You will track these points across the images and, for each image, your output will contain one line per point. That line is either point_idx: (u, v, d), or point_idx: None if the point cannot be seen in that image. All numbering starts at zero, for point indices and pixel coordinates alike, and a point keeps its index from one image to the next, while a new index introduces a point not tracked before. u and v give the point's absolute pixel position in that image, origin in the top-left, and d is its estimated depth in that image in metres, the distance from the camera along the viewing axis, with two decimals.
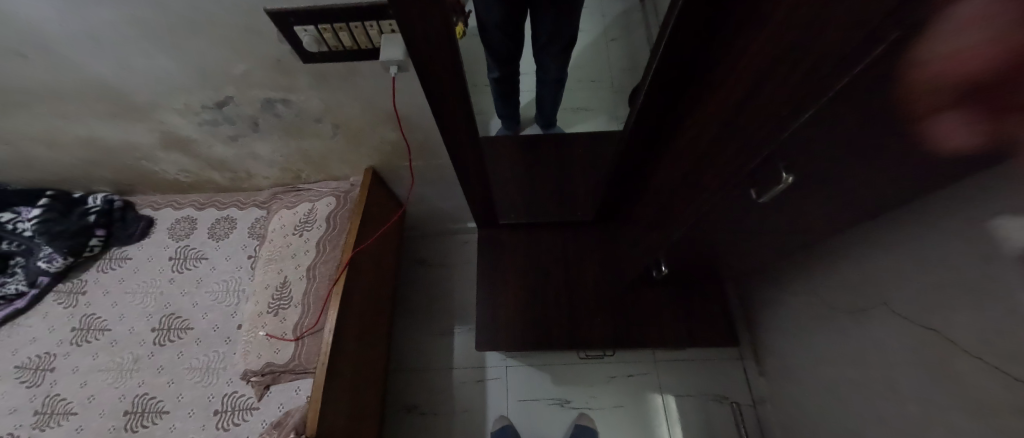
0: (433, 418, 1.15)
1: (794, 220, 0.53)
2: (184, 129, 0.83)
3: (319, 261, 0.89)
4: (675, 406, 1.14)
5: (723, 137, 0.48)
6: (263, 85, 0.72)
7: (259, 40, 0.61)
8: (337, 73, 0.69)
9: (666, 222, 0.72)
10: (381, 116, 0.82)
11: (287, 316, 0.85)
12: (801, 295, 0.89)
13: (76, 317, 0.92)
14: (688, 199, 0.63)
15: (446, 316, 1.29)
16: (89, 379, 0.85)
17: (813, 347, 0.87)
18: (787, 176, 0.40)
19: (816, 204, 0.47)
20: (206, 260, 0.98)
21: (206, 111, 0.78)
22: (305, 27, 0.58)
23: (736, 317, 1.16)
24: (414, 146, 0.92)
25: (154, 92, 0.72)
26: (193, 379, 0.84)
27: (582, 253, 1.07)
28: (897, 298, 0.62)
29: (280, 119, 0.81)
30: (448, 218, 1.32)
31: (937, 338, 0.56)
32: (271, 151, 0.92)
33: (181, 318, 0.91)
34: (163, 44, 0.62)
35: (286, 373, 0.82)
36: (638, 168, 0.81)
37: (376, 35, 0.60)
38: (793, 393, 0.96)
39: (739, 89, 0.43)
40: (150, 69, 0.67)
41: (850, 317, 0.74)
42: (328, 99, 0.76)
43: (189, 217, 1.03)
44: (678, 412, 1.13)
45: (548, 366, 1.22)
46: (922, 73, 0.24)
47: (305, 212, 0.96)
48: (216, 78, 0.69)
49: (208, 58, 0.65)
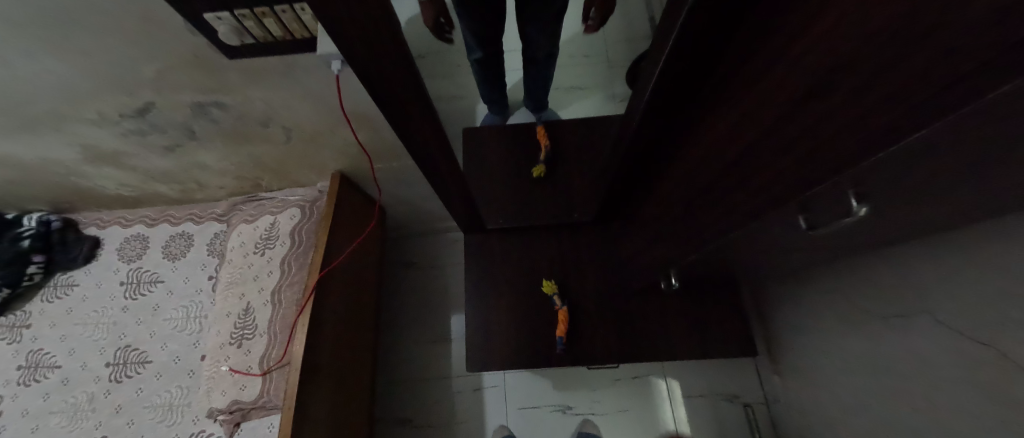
0: (427, 431, 1.10)
1: (844, 237, 0.43)
2: (107, 141, 0.70)
3: (284, 283, 0.79)
4: (683, 412, 1.10)
5: (770, 141, 0.37)
6: (185, 87, 0.59)
7: (161, 34, 0.48)
8: (273, 69, 0.56)
9: (680, 234, 0.60)
10: (336, 116, 0.69)
11: (251, 347, 0.76)
12: (825, 296, 0.80)
13: (22, 354, 0.83)
14: (706, 209, 0.52)
15: (438, 321, 1.21)
16: (40, 423, 0.78)
17: (838, 351, 0.80)
18: (860, 210, 0.27)
19: (877, 227, 0.37)
20: (162, 284, 0.88)
21: (126, 120, 0.65)
22: (219, 14, 0.45)
23: (749, 313, 1.08)
24: (383, 147, 0.80)
25: (54, 101, 0.59)
26: (154, 419, 0.77)
27: (580, 254, 0.95)
28: (951, 311, 0.53)
29: (219, 125, 0.69)
30: (433, 218, 1.22)
31: (999, 360, 0.48)
32: (219, 160, 0.80)
33: (138, 351, 0.83)
34: (41, 45, 0.49)
35: (256, 410, 0.73)
36: (644, 164, 0.70)
37: (311, 21, 0.48)
38: (811, 396, 0.91)
39: (816, 70, 0.30)
40: (42, 75, 0.54)
41: (883, 326, 0.67)
42: (272, 99, 0.64)
43: (140, 235, 0.92)
44: (680, 393, 1.12)
45: (548, 372, 1.15)
46: None
47: (267, 226, 0.85)
48: (124, 82, 0.56)
49: (106, 59, 0.52)
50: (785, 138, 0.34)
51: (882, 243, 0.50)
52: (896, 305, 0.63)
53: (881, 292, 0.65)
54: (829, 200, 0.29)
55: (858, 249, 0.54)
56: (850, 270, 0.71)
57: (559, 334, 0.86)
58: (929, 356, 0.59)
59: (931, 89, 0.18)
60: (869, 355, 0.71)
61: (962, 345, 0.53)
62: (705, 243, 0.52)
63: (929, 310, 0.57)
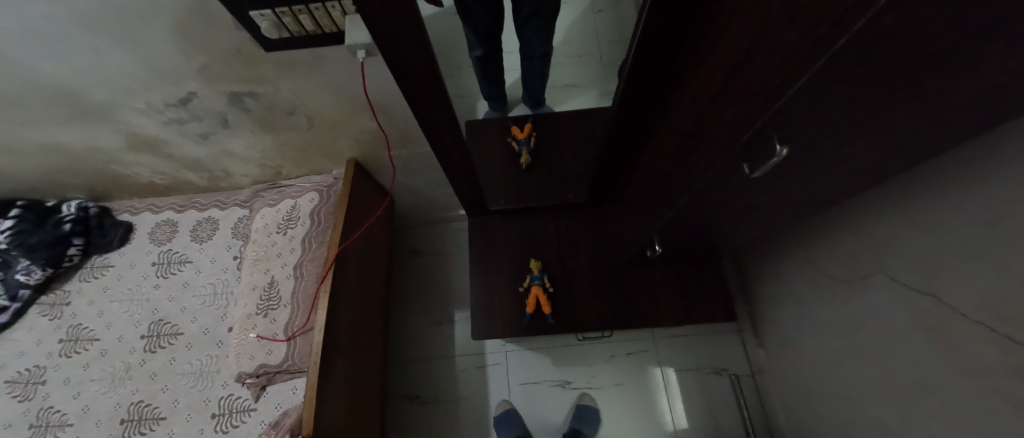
0: (435, 406, 1.16)
1: (791, 190, 0.51)
2: (149, 128, 0.78)
3: (305, 258, 0.86)
4: (682, 409, 1.13)
5: (717, 105, 0.45)
6: (226, 78, 0.67)
7: (213, 30, 0.57)
8: (304, 61, 0.65)
9: (659, 200, 0.69)
10: (354, 104, 0.77)
11: (277, 316, 0.83)
12: (799, 266, 0.89)
13: (63, 328, 0.90)
14: (679, 177, 0.60)
15: (443, 304, 1.28)
16: (81, 390, 0.84)
17: (811, 316, 0.87)
18: (781, 147, 0.37)
19: (808, 173, 0.46)
20: (190, 264, 0.96)
21: (170, 109, 0.73)
22: (262, 12, 0.53)
23: (734, 290, 1.16)
24: (395, 134, 0.89)
25: (111, 91, 0.67)
26: (187, 384, 0.83)
27: (575, 233, 1.04)
28: (899, 266, 0.61)
29: (250, 113, 0.77)
30: (438, 207, 1.30)
31: (937, 305, 0.56)
32: (246, 148, 0.88)
33: (170, 324, 0.90)
34: (110, 41, 0.57)
35: (282, 373, 0.81)
36: (631, 142, 0.79)
37: (339, 16, 0.56)
38: (792, 363, 0.98)
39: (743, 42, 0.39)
40: (107, 68, 0.62)
41: (846, 287, 0.75)
42: (299, 90, 0.72)
43: (169, 220, 1.00)
44: (678, 387, 1.16)
45: (548, 349, 1.22)
46: (914, 36, 0.21)
47: (288, 209, 0.92)
48: (175, 73, 0.65)
49: (163, 53, 0.60)
50: (726, 99, 0.42)
51: (833, 200, 0.58)
52: (857, 267, 0.71)
53: (844, 255, 0.74)
54: (762, 139, 0.38)
55: (814, 210, 0.63)
56: (817, 238, 0.80)
57: (530, 310, 0.94)
58: (881, 308, 0.67)
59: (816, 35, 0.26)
60: (834, 316, 0.80)
61: (909, 296, 0.61)
62: (679, 202, 0.60)
63: (883, 267, 0.65)
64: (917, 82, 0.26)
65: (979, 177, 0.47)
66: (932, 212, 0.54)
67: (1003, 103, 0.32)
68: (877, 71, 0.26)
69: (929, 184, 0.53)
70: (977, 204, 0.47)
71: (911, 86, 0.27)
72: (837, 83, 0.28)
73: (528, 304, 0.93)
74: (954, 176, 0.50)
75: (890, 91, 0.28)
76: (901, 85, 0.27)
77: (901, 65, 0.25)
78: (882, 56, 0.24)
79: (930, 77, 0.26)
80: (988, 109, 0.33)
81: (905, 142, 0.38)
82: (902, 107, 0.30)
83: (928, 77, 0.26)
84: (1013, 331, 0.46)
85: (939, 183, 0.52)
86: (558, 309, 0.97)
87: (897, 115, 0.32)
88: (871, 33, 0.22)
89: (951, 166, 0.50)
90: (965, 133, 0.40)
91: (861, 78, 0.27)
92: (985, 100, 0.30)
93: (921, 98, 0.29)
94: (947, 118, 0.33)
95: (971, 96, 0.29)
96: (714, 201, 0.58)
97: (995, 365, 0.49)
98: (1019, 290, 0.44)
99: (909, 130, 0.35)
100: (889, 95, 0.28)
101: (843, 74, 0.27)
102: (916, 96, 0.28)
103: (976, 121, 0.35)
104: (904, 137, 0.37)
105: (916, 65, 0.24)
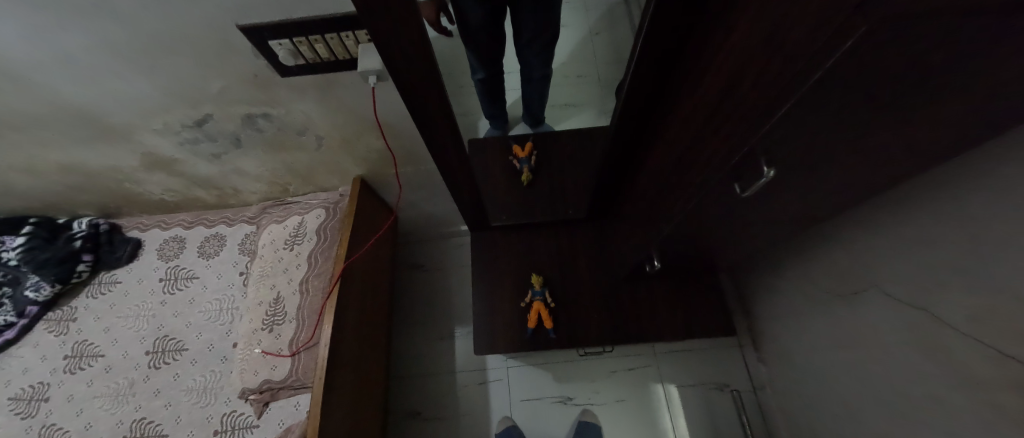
0: (435, 423, 1.15)
1: (780, 207, 0.54)
2: (164, 148, 0.81)
3: (311, 274, 0.88)
4: (684, 425, 1.12)
5: (710, 129, 0.48)
6: (241, 100, 0.70)
7: (233, 58, 0.60)
8: (318, 85, 0.68)
9: (656, 218, 0.71)
10: (363, 125, 0.81)
11: (282, 331, 0.84)
12: (795, 280, 0.90)
13: (68, 344, 0.91)
14: (674, 194, 0.62)
15: (444, 319, 1.29)
16: (84, 406, 0.84)
17: (808, 331, 0.88)
18: (769, 170, 0.40)
19: (796, 191, 0.49)
20: (196, 280, 0.97)
21: (186, 130, 0.76)
22: (280, 41, 0.57)
23: (734, 305, 1.17)
24: (401, 152, 0.92)
25: (132, 113, 0.71)
26: (190, 400, 0.84)
27: (575, 248, 1.06)
28: (893, 282, 0.63)
29: (263, 134, 0.80)
30: (440, 222, 1.32)
31: (931, 320, 0.58)
32: (257, 166, 0.91)
33: (174, 340, 0.91)
34: (137, 67, 0.61)
35: (285, 389, 0.81)
36: (629, 160, 0.82)
37: (352, 45, 0.60)
38: (793, 378, 0.98)
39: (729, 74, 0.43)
40: (130, 92, 0.66)
41: (841, 301, 0.76)
42: (312, 111, 0.75)
43: (177, 237, 1.02)
44: (680, 403, 1.15)
45: (549, 365, 1.21)
46: (877, 64, 0.24)
47: (294, 225, 0.95)
48: (194, 98, 0.68)
49: (184, 77, 0.63)
50: (718, 124, 0.45)
51: (823, 216, 0.61)
52: (852, 282, 0.72)
53: (838, 269, 0.75)
54: (753, 161, 0.41)
55: (806, 226, 0.65)
56: (813, 253, 0.82)
57: (530, 325, 0.95)
58: (878, 322, 0.68)
59: (795, 65, 0.30)
60: (831, 330, 0.81)
61: (903, 311, 0.62)
62: (675, 220, 0.62)
63: (876, 282, 0.67)
64: (883, 104, 0.30)
65: (967, 190, 0.49)
66: (923, 227, 0.56)
67: (968, 119, 0.34)
68: (853, 94, 0.28)
69: (917, 200, 0.56)
70: (966, 219, 0.49)
71: (882, 106, 0.30)
72: (818, 111, 0.31)
73: (529, 319, 0.95)
74: (944, 192, 0.52)
75: (863, 112, 0.31)
76: (871, 106, 0.30)
77: (868, 91, 0.28)
78: (855, 81, 0.26)
79: (896, 98, 0.29)
80: (957, 125, 0.35)
81: (884, 160, 0.41)
82: (877, 124, 0.33)
83: (893, 100, 0.29)
84: (1005, 345, 0.47)
85: (928, 200, 0.54)
86: (559, 323, 0.98)
87: (872, 134, 0.35)
88: (843, 67, 0.24)
89: (939, 182, 0.52)
90: (943, 151, 0.42)
91: (839, 102, 0.30)
92: (952, 115, 0.33)
93: (891, 117, 0.32)
94: (917, 137, 0.37)
95: (934, 116, 0.32)
96: (708, 218, 0.61)
97: (992, 380, 0.50)
98: (1010, 304, 0.46)
99: (885, 148, 0.38)
100: (862, 116, 0.32)
101: (821, 101, 0.30)
102: (890, 112, 0.31)
103: (948, 141, 0.38)
104: (883, 154, 0.40)
105: (882, 90, 0.28)
